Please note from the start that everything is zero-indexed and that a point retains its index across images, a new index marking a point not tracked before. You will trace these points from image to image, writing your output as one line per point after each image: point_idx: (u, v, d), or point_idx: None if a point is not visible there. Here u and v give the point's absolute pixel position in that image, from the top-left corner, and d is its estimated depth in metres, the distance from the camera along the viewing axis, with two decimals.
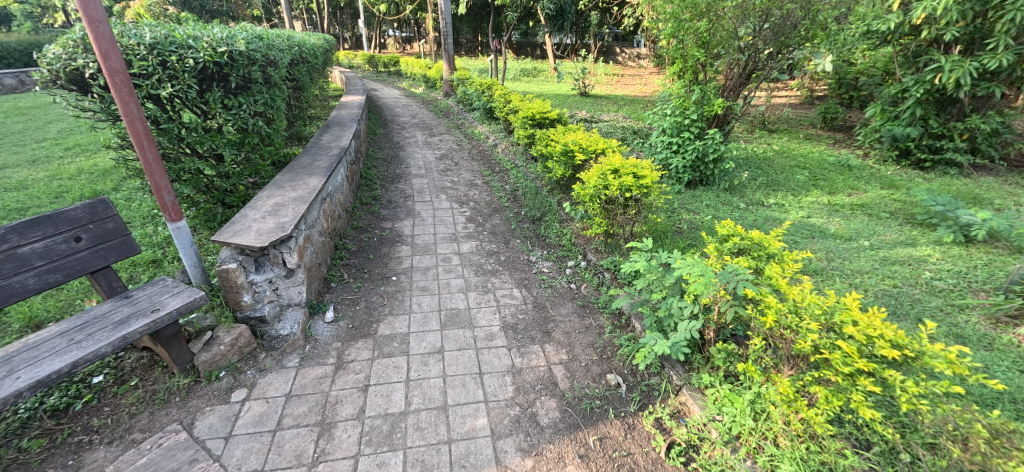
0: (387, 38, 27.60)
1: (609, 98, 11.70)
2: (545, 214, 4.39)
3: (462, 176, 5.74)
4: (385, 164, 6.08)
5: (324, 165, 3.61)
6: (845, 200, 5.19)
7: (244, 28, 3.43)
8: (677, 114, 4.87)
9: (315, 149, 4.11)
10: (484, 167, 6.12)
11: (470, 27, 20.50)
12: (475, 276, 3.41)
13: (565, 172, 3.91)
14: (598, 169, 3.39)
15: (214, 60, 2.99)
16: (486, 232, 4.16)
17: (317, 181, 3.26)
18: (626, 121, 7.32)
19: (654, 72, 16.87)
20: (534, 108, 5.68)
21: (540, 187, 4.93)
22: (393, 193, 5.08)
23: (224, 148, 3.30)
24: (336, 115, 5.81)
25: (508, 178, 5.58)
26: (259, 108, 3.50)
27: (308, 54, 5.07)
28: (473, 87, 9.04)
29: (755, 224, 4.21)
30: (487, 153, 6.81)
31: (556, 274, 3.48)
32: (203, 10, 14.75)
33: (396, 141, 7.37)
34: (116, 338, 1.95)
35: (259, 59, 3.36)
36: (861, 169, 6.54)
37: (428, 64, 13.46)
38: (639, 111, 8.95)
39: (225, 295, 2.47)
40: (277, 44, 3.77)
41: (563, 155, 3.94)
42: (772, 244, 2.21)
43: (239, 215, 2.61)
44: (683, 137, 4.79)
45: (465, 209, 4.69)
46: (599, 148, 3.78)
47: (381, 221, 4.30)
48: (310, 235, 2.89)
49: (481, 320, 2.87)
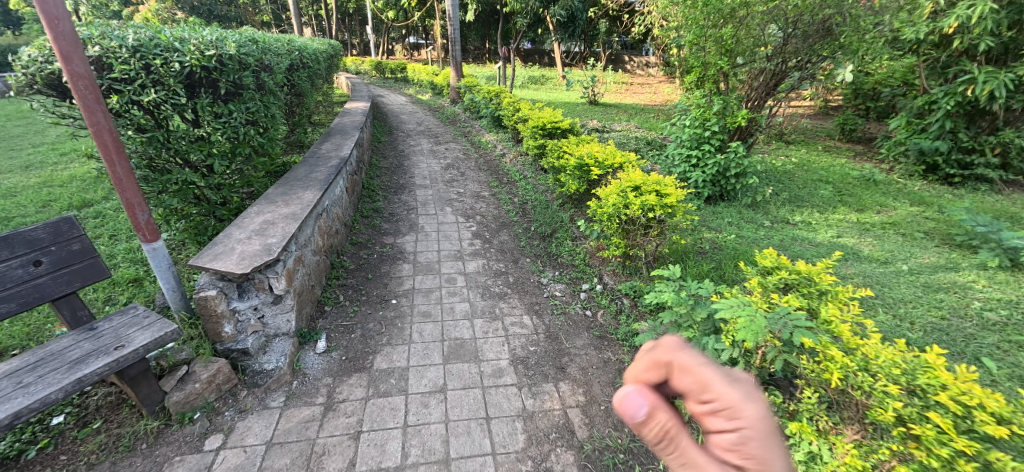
0: (395, 45, 27.64)
1: (619, 106, 11.45)
2: (557, 231, 4.12)
3: (469, 187, 5.49)
4: (389, 173, 5.85)
5: (321, 177, 3.38)
6: (875, 218, 4.88)
7: (237, 31, 3.21)
8: (696, 125, 4.60)
9: (314, 159, 3.89)
10: (492, 178, 5.87)
11: (478, 34, 20.40)
12: (481, 300, 3.14)
13: (579, 187, 3.63)
14: (617, 186, 3.11)
15: (202, 64, 2.77)
16: (494, 249, 3.90)
17: (313, 195, 3.02)
18: (640, 131, 7.05)
19: (664, 81, 16.65)
20: (544, 117, 5.42)
21: (550, 201, 4.67)
22: (396, 205, 4.84)
23: (213, 159, 3.05)
24: (338, 122, 5.60)
25: (516, 190, 5.33)
26: (252, 116, 3.26)
27: (310, 60, 4.86)
28: (481, 94, 8.83)
29: (783, 244, 3.92)
30: (494, 162, 6.57)
31: (569, 298, 3.20)
32: (211, 15, 14.69)
33: (401, 149, 7.15)
34: (70, 381, 1.69)
35: (252, 64, 3.13)
36: (887, 185, 6.24)
37: (435, 71, 13.30)
38: (651, 120, 8.70)
39: (205, 325, 2.22)
40: (274, 49, 3.55)
41: (578, 169, 3.65)
42: (824, 280, 1.93)
43: (223, 236, 2.37)
44: (704, 150, 4.52)
45: (471, 223, 4.43)
46: (616, 163, 3.50)
47: (383, 236, 4.06)
48: (302, 256, 2.64)
49: (488, 353, 2.60)
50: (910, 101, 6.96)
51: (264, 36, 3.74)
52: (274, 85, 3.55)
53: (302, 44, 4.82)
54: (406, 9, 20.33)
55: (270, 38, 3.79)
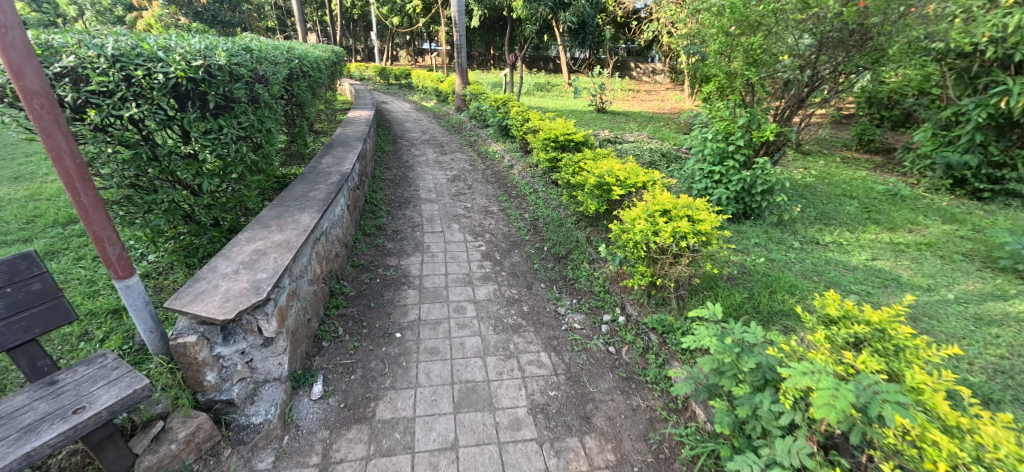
0: (400, 51, 27.54)
1: (628, 114, 11.19)
2: (572, 252, 3.85)
3: (477, 201, 5.22)
4: (393, 186, 5.60)
5: (320, 197, 3.12)
6: (908, 237, 4.58)
7: (229, 39, 2.96)
8: (719, 139, 4.33)
9: (313, 175, 3.64)
10: (500, 191, 5.61)
11: (483, 40, 20.25)
12: (493, 333, 2.86)
13: (599, 207, 3.34)
14: (644, 210, 2.82)
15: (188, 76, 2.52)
16: (505, 273, 3.63)
17: (310, 217, 2.76)
18: (653, 142, 6.78)
19: (671, 88, 16.40)
20: (556, 129, 5.16)
21: (564, 219, 4.39)
22: (400, 221, 4.57)
23: (201, 179, 2.77)
24: (340, 132, 5.36)
25: (527, 205, 5.06)
26: (246, 131, 2.96)
27: (312, 69, 4.62)
28: (487, 102, 8.59)
29: (817, 269, 3.64)
30: (502, 174, 6.32)
31: (589, 332, 2.93)
32: (214, 21, 14.53)
33: (406, 159, 6.91)
34: (16, 458, 1.42)
35: (244, 74, 2.85)
36: (914, 199, 5.94)
37: (438, 77, 13.06)
38: (662, 130, 8.44)
39: (184, 373, 1.95)
40: (271, 58, 3.27)
41: (598, 188, 3.36)
42: (902, 334, 1.64)
43: (207, 270, 2.11)
44: (729, 166, 4.24)
45: (480, 242, 4.16)
46: (640, 182, 3.23)
47: (386, 257, 3.80)
48: (297, 289, 2.37)
49: (503, 399, 2.33)
50: (936, 112, 6.67)
51: (262, 45, 3.48)
52: (272, 97, 3.28)
53: (303, 51, 4.58)
54: (411, 15, 20.19)
55: (268, 47, 3.53)
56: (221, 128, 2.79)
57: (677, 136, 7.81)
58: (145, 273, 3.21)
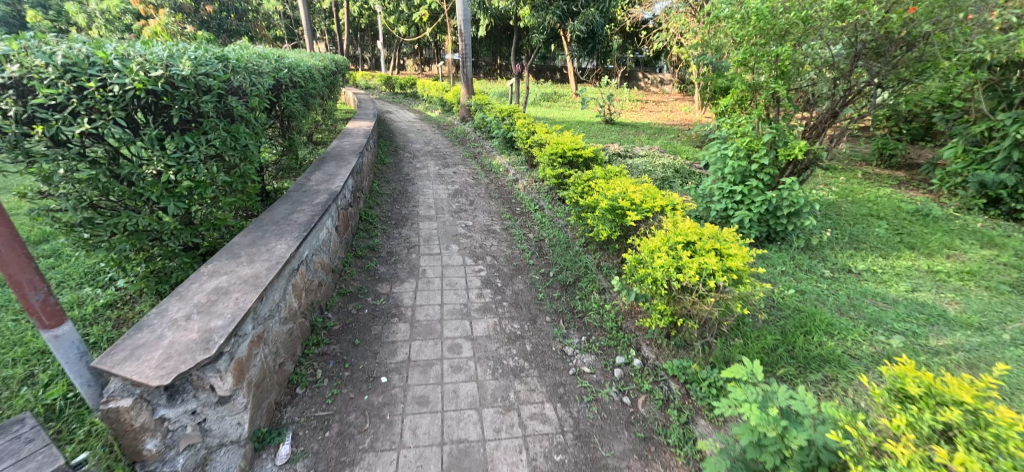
0: (406, 60, 27.55)
1: (637, 126, 10.90)
2: (580, 281, 3.51)
3: (478, 219, 4.91)
4: (391, 201, 5.31)
5: (303, 220, 2.82)
6: (947, 264, 4.20)
7: (203, 48, 2.69)
8: (741, 157, 4.00)
9: (299, 193, 3.34)
10: (504, 208, 5.29)
11: (490, 50, 20.14)
12: (491, 378, 2.53)
13: (611, 233, 2.99)
14: (666, 240, 2.48)
15: (147, 88, 2.24)
16: (507, 303, 3.30)
17: (287, 246, 2.45)
18: (666, 157, 6.45)
19: (679, 99, 16.10)
20: (564, 143, 4.84)
21: (572, 243, 4.07)
22: (396, 240, 4.27)
23: (168, 201, 2.44)
24: (336, 144, 5.09)
25: (531, 225, 4.74)
26: (218, 148, 2.62)
27: (307, 79, 4.35)
28: (493, 113, 8.33)
29: (853, 303, 3.28)
30: (506, 189, 6.02)
31: (600, 377, 2.58)
32: (220, 30, 14.43)
33: (406, 172, 6.63)
34: None
35: (215, 86, 2.53)
36: (946, 219, 5.55)
37: (444, 87, 12.87)
38: (674, 144, 8.12)
39: (120, 441, 1.64)
40: (252, 68, 2.96)
41: (611, 211, 3.01)
42: (1007, 420, 1.28)
43: (155, 315, 1.81)
44: (751, 186, 3.90)
45: (480, 266, 3.84)
46: (658, 207, 2.90)
47: (377, 283, 3.48)
48: (263, 333, 2.05)
49: (501, 466, 1.99)
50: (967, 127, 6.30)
51: (245, 54, 3.19)
52: (255, 110, 3.00)
53: (295, 60, 4.31)
54: (419, 24, 20.12)
55: (252, 57, 3.24)
56: (187, 146, 2.47)
57: (689, 150, 7.47)
58: (111, 302, 2.91)
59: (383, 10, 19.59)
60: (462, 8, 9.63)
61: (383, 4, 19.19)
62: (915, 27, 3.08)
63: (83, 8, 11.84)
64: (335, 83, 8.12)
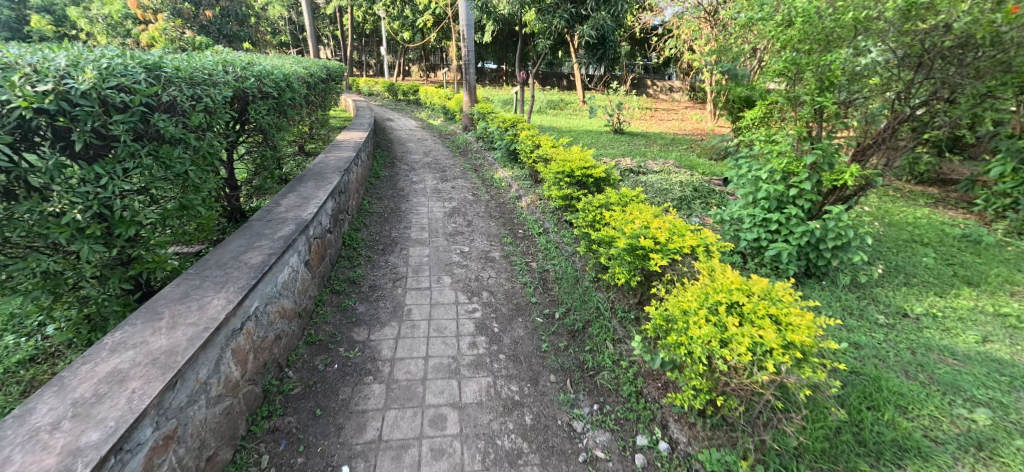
0: (411, 66, 27.23)
1: (648, 136, 10.39)
2: (591, 327, 3.00)
3: (475, 243, 4.41)
4: (380, 222, 4.83)
5: (256, 262, 2.32)
6: (1014, 303, 3.65)
7: (133, 53, 2.18)
8: (777, 180, 3.47)
9: (262, 223, 2.84)
10: (504, 230, 4.78)
11: (495, 56, 19.76)
12: (481, 469, 2.01)
13: (630, 279, 2.48)
14: (704, 298, 1.95)
15: (38, 107, 1.69)
16: (504, 357, 2.78)
17: (225, 302, 1.95)
18: (683, 173, 5.91)
19: (690, 107, 15.57)
20: (572, 160, 4.33)
21: (581, 277, 3.56)
22: (381, 270, 3.77)
23: (78, 244, 1.89)
24: (320, 159, 4.61)
25: (534, 252, 4.24)
26: (144, 178, 2.03)
27: (286, 89, 3.88)
28: (495, 122, 7.85)
29: (919, 362, 2.74)
30: (508, 206, 5.53)
31: (618, 465, 2.06)
32: (220, 35, 14.03)
33: (401, 186, 6.17)
34: None
35: (134, 99, 1.96)
36: (999, 246, 4.97)
37: (446, 94, 12.40)
38: (689, 156, 7.60)
39: None
40: (203, 77, 2.46)
41: (630, 251, 2.47)
42: None
43: (11, 422, 1.32)
44: (790, 214, 3.38)
45: (475, 305, 3.33)
46: (687, 248, 2.37)
47: (353, 326, 2.98)
48: (175, 431, 1.55)
49: None
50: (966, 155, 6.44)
51: (196, 62, 2.68)
52: (207, 128, 2.50)
53: (270, 67, 3.82)
54: (424, 30, 19.79)
55: (206, 65, 2.75)
56: (96, 177, 1.88)
57: (706, 165, 6.94)
58: (30, 357, 2.43)
59: (387, 15, 19.25)
60: (464, 13, 9.19)
61: (387, 10, 18.85)
62: (1007, 33, 2.54)
63: (82, 12, 11.50)
64: (329, 90, 7.66)
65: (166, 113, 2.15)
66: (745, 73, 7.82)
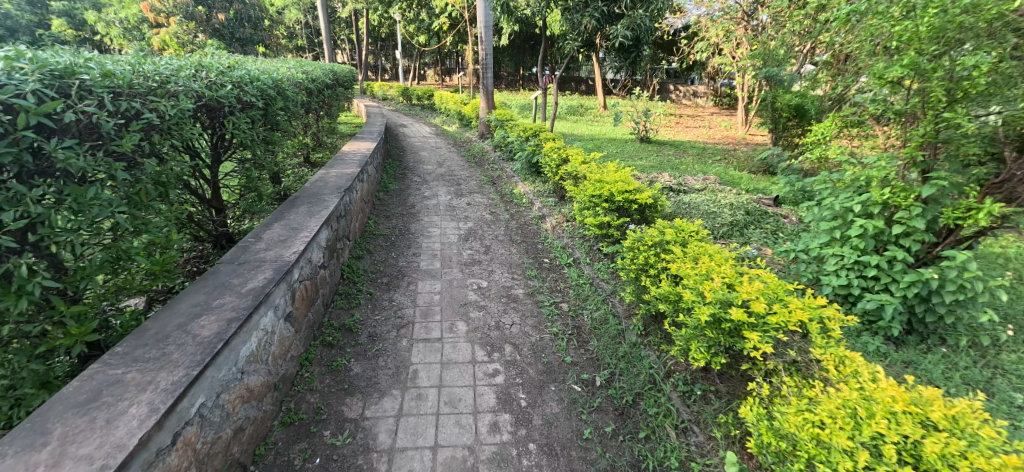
0: (427, 70, 26.91)
1: (677, 145, 9.69)
2: (645, 403, 2.35)
3: (494, 277, 3.78)
4: (386, 247, 4.24)
5: (208, 335, 1.74)
6: None
7: (39, 55, 1.61)
8: (873, 215, 2.78)
9: (232, 268, 2.26)
10: (528, 259, 4.13)
11: (513, 59, 19.23)
12: None
13: (711, 361, 1.82)
14: (849, 423, 1.30)
15: None
16: (535, 448, 2.13)
17: (147, 412, 1.37)
18: (730, 192, 5.20)
19: (716, 113, 14.84)
20: (609, 180, 3.68)
21: (626, 330, 2.90)
22: (384, 313, 3.17)
23: None
24: (318, 177, 4.05)
25: (565, 290, 3.58)
26: (40, 230, 1.46)
27: (279, 97, 3.33)
28: (515, 131, 7.27)
29: None
30: (530, 228, 4.91)
31: None
32: (232, 38, 13.67)
33: (411, 202, 5.60)
34: None
35: (17, 120, 1.38)
36: None
37: (461, 99, 11.84)
38: (728, 171, 6.90)
39: None
40: (145, 85, 1.90)
41: (712, 323, 1.82)
42: None
43: None
44: (892, 257, 2.70)
45: (495, 364, 2.71)
46: (795, 324, 1.70)
47: (345, 396, 2.38)
48: None
49: None
50: None
51: (148, 66, 2.12)
52: (152, 152, 1.92)
53: (259, 71, 3.26)
54: (440, 33, 19.34)
55: (163, 71, 2.19)
56: None
57: (751, 182, 6.20)
58: None
59: (403, 19, 18.91)
60: (483, 13, 8.61)
61: (403, 14, 18.47)
62: None
63: (99, 16, 11.27)
64: (337, 96, 7.15)
65: (76, 138, 1.58)
66: (792, 79, 7.07)
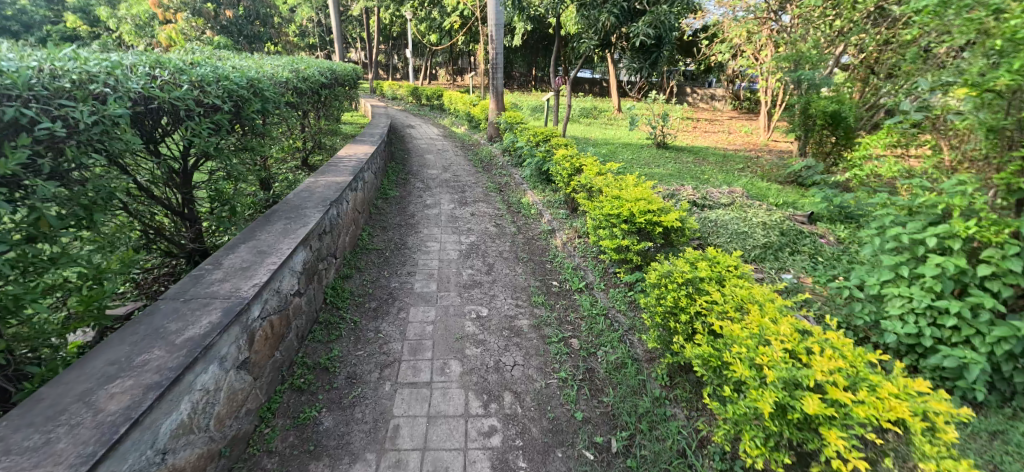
0: (438, 69, 26.64)
1: (695, 152, 9.20)
2: None
3: (495, 303, 3.35)
4: (379, 264, 3.84)
5: (114, 412, 1.34)
6: None
7: None
8: (952, 250, 2.32)
9: (175, 307, 1.86)
10: (534, 282, 3.70)
11: (526, 60, 18.80)
12: None
13: (769, 459, 1.38)
14: None
15: None
16: None
17: None
18: (759, 207, 4.73)
19: (735, 118, 14.28)
20: (628, 197, 3.24)
21: (648, 380, 2.46)
22: (368, 348, 2.76)
23: None
24: (305, 186, 3.66)
25: (576, 322, 3.15)
26: None
27: (257, 99, 2.96)
28: (525, 135, 6.85)
29: None
30: (538, 243, 4.49)
31: None
32: (240, 34, 13.40)
33: (411, 211, 5.21)
34: None
35: None
36: None
37: (471, 100, 11.45)
38: (754, 181, 6.42)
39: None
40: (52, 86, 1.59)
41: (774, 410, 1.39)
42: None
43: None
44: (978, 303, 2.23)
45: (492, 419, 2.28)
46: (891, 421, 1.26)
47: (308, 462, 1.97)
48: None
49: None
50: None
51: (72, 62, 1.80)
52: (48, 174, 1.58)
53: (232, 68, 2.89)
54: (452, 32, 19.00)
55: (89, 66, 1.83)
56: None
57: (780, 195, 5.70)
58: None
59: (415, 18, 18.60)
60: (493, 10, 8.17)
61: (415, 12, 18.14)
62: None
63: (109, 12, 11.15)
64: (336, 96, 6.79)
65: None
66: (826, 83, 6.53)
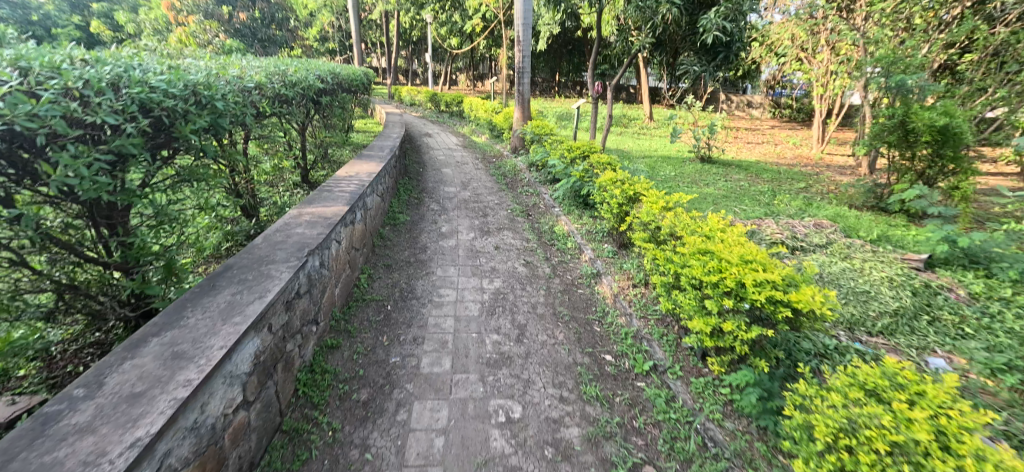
0: (458, 75, 26.06)
1: (745, 167, 8.13)
2: None
3: (530, 394, 2.41)
4: (378, 324, 2.95)
5: None
6: None
7: None
8: None
9: None
10: (581, 356, 2.75)
11: (548, 65, 18.01)
12: None
13: None
14: None
15: None
16: None
17: None
18: (864, 249, 3.68)
19: (778, 127, 13.09)
20: (724, 255, 2.28)
21: None
22: None
23: None
24: (283, 224, 2.81)
25: (648, 433, 2.18)
26: None
27: (204, 113, 2.14)
28: (558, 149, 5.92)
29: None
30: (580, 291, 3.54)
31: None
32: (255, 39, 12.87)
33: (422, 243, 4.33)
34: None
35: None
36: None
37: (492, 107, 10.57)
38: (829, 207, 5.37)
39: None
40: None
41: None
42: None
43: None
44: None
45: None
46: None
47: None
48: None
49: None
50: None
51: None
52: None
53: (168, 69, 2.09)
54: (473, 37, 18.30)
55: None
56: None
57: (872, 227, 4.64)
58: None
59: (435, 22, 17.97)
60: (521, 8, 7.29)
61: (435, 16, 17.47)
62: None
63: (129, 17, 10.87)
64: (341, 103, 6.02)
65: None
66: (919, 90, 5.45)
